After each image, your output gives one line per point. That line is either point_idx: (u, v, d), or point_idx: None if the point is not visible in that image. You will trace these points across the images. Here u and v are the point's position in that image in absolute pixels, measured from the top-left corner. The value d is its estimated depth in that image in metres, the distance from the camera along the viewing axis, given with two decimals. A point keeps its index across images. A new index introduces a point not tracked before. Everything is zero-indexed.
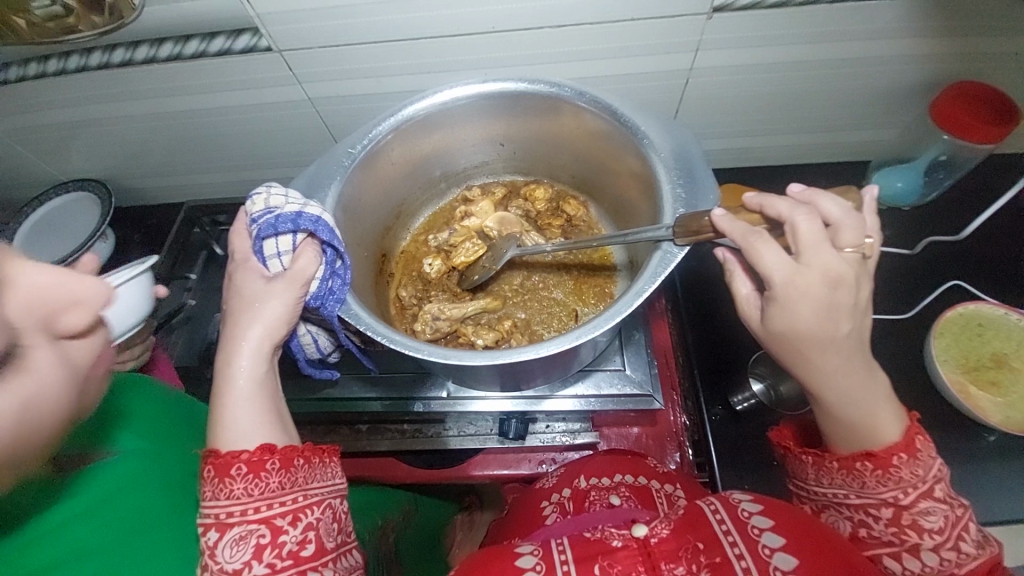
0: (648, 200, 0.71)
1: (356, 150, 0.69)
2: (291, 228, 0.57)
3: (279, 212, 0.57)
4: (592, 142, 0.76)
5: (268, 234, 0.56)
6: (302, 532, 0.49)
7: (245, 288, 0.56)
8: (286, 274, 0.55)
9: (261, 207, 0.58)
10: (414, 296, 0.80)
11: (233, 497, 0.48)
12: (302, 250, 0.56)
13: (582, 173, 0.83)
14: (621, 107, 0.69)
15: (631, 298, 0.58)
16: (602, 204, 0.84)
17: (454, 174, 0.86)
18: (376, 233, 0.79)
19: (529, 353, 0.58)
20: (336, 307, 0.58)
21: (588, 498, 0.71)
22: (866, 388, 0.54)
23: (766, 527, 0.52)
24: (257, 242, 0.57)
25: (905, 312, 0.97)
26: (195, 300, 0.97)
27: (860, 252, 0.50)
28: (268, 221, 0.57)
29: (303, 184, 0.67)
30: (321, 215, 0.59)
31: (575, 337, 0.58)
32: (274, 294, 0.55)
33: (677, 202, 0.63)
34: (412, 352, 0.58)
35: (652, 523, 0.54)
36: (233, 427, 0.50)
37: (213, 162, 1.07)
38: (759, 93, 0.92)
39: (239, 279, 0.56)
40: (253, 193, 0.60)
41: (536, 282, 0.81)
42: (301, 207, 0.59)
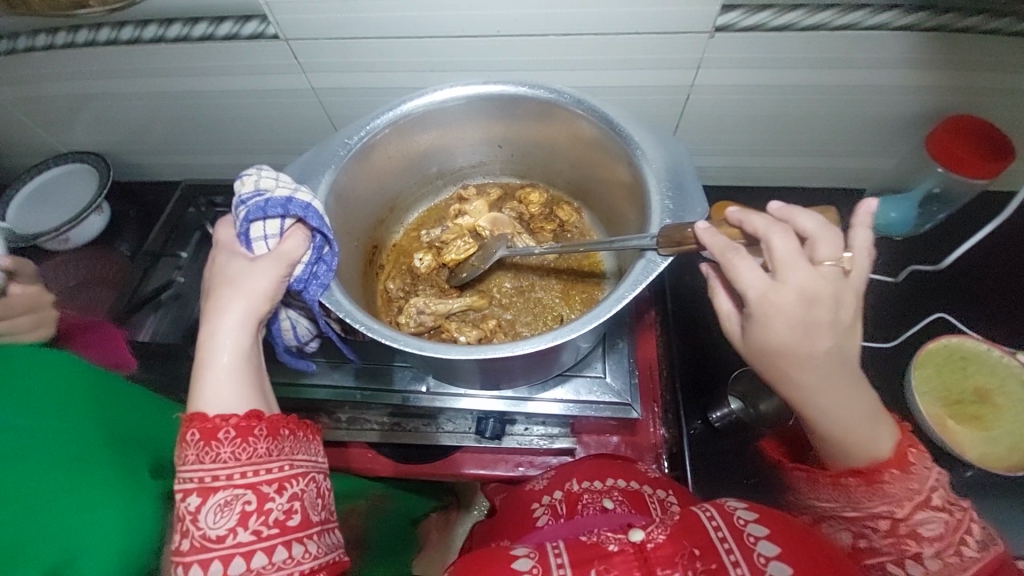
0: (638, 211, 0.71)
1: (352, 141, 0.70)
2: (280, 212, 0.57)
3: (269, 196, 0.58)
4: (588, 150, 0.76)
5: (255, 215, 0.56)
6: (288, 501, 0.48)
7: (228, 267, 0.55)
8: (272, 254, 0.55)
9: (251, 190, 0.59)
10: (401, 290, 0.80)
11: (219, 461, 0.46)
12: (290, 235, 0.57)
13: (576, 179, 0.84)
14: (617, 117, 0.70)
15: (611, 304, 0.59)
16: (595, 212, 0.85)
17: (451, 172, 0.87)
18: (368, 224, 0.79)
19: (508, 349, 0.58)
20: (318, 293, 0.59)
21: (581, 502, 0.72)
22: (849, 405, 0.54)
23: (761, 536, 0.54)
24: (244, 223, 0.57)
25: (887, 340, 0.98)
26: (184, 278, 0.98)
27: (839, 267, 0.50)
28: (257, 203, 0.57)
29: (298, 170, 0.68)
30: (311, 201, 0.60)
31: (549, 339, 0.58)
32: (257, 272, 0.55)
33: (666, 213, 0.63)
34: (388, 341, 0.58)
35: (650, 529, 0.56)
36: (210, 400, 0.49)
37: (212, 144, 1.07)
38: (759, 112, 0.93)
39: (223, 259, 0.56)
40: (242, 174, 0.61)
41: (524, 283, 0.81)
42: (292, 192, 0.59)
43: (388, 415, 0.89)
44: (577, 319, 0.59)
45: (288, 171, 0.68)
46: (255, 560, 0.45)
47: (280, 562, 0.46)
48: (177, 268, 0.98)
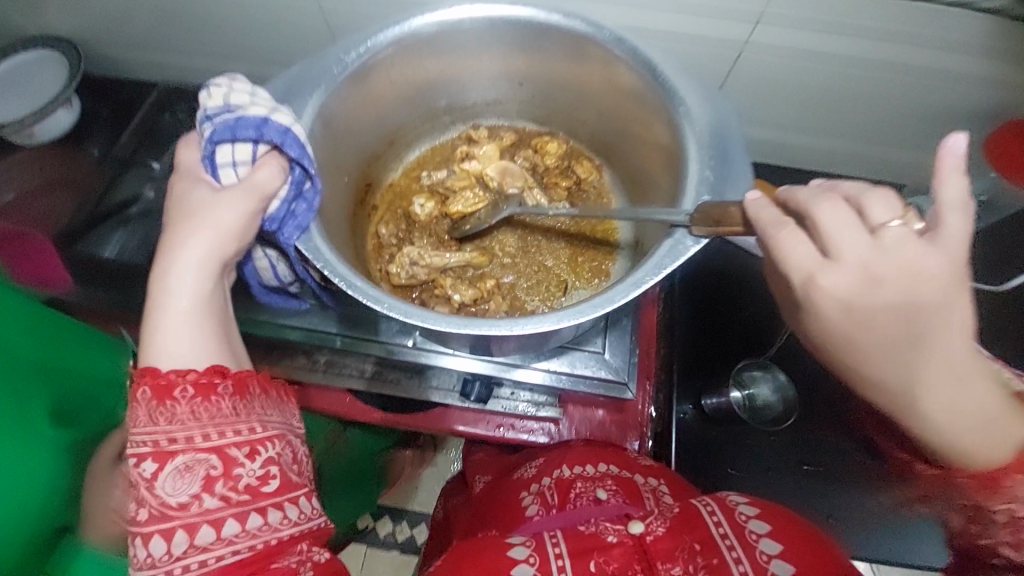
0: (670, 179, 0.63)
1: (349, 58, 0.59)
2: (252, 136, 0.48)
3: (240, 114, 0.48)
4: (622, 101, 0.67)
5: (222, 137, 0.47)
6: (261, 465, 0.42)
7: (188, 198, 0.48)
8: (240, 186, 0.47)
9: (219, 104, 0.49)
10: (394, 236, 0.72)
11: (177, 422, 0.40)
12: (262, 166, 0.48)
13: (601, 132, 0.74)
14: (661, 63, 0.60)
15: (627, 288, 0.52)
16: (618, 173, 0.76)
17: (462, 108, 0.76)
18: (363, 158, 0.70)
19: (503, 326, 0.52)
20: (294, 236, 0.51)
21: (572, 490, 0.68)
22: (967, 398, 0.44)
23: (763, 534, 0.55)
24: (209, 145, 0.48)
25: None
26: (154, 193, 0.87)
27: (901, 229, 0.42)
28: (225, 122, 0.48)
29: (282, 87, 0.58)
30: (291, 125, 0.50)
31: (554, 320, 0.52)
32: (221, 205, 0.47)
33: (704, 186, 0.55)
34: (370, 303, 0.50)
35: (650, 521, 0.59)
36: (163, 352, 0.43)
37: (191, 44, 0.94)
38: (813, 84, 0.82)
39: (183, 189, 0.48)
40: (210, 83, 0.51)
41: (531, 246, 0.73)
42: (269, 111, 0.49)
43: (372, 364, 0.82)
44: (591, 298, 0.52)
45: (270, 86, 0.58)
46: (225, 528, 0.40)
47: (254, 529, 0.41)
48: (150, 181, 0.89)
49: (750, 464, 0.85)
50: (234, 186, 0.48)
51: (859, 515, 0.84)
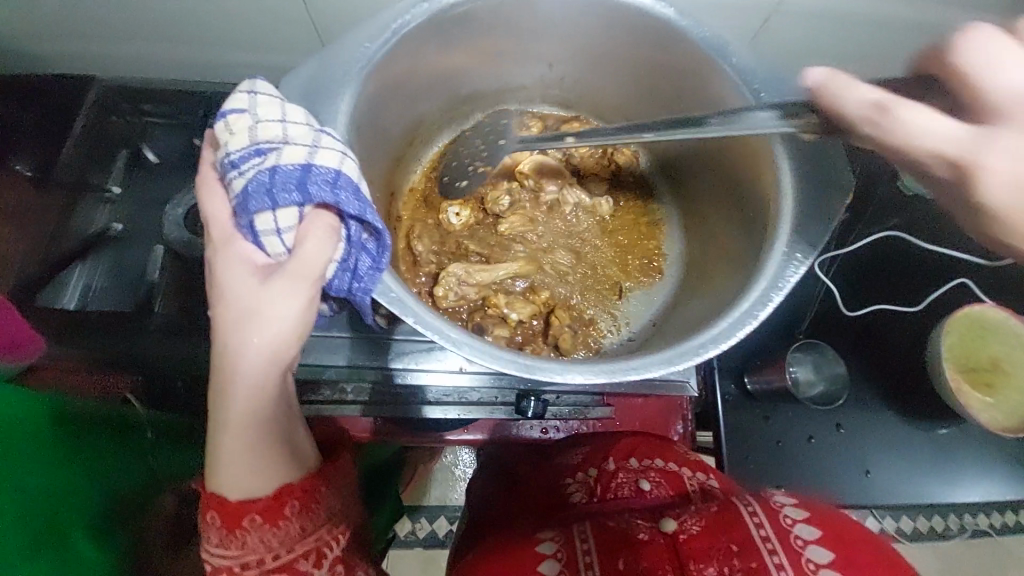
0: (741, 165, 0.58)
1: (376, 46, 0.50)
2: (294, 191, 0.35)
3: (273, 160, 0.35)
4: (678, 78, 0.60)
5: (257, 198, 0.34)
6: (329, 570, 0.41)
7: (232, 284, 0.34)
8: (292, 263, 0.34)
9: (243, 145, 0.36)
10: (431, 252, 0.63)
11: (248, 548, 0.38)
12: (312, 233, 0.34)
13: (641, 117, 0.68)
14: (725, 38, 0.55)
15: (761, 298, 0.48)
16: (655, 159, 0.71)
17: (482, 97, 0.68)
18: (388, 164, 0.61)
19: (625, 367, 0.46)
20: (364, 297, 0.40)
21: (615, 483, 0.66)
22: None
23: (810, 539, 0.51)
24: (242, 211, 0.35)
25: (915, 305, 0.92)
26: (120, 223, 0.72)
27: None
28: (257, 176, 0.35)
29: (300, 89, 0.48)
30: (340, 164, 0.38)
31: (678, 360, 0.46)
32: (277, 297, 0.33)
33: (803, 178, 0.51)
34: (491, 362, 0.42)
35: (683, 518, 0.57)
36: (234, 474, 0.38)
37: (111, 32, 0.71)
38: (843, 50, 0.78)
39: (219, 266, 0.34)
40: (225, 111, 0.37)
41: (582, 247, 0.67)
42: (310, 150, 0.37)
43: (374, 388, 0.70)
44: (715, 326, 0.48)
45: (286, 90, 0.47)
46: None
47: None
48: (119, 213, 0.72)
49: (795, 434, 0.86)
50: (285, 263, 0.34)
51: (893, 470, 0.87)
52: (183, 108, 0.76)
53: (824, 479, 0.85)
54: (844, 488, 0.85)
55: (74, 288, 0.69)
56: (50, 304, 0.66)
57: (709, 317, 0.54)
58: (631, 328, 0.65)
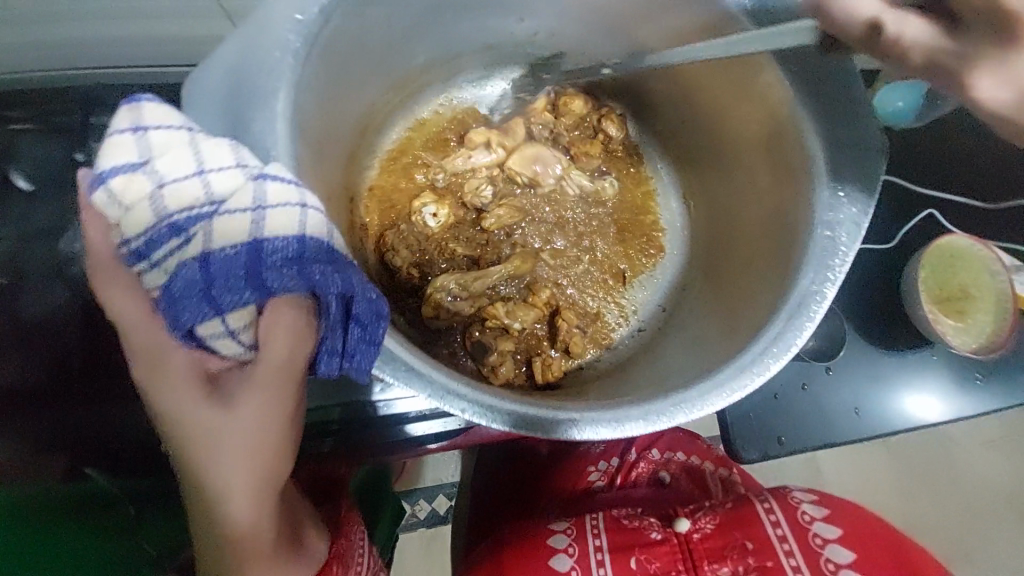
0: (756, 132, 0.50)
1: (310, 17, 0.38)
2: (242, 285, 0.27)
3: (201, 242, 0.27)
4: (682, 28, 0.50)
5: (189, 299, 0.27)
6: None
7: (184, 411, 0.28)
8: (258, 367, 0.29)
9: (147, 222, 0.26)
10: (410, 262, 0.53)
11: None
12: (276, 329, 0.28)
13: (628, 74, 0.60)
14: None
15: (804, 305, 0.42)
16: (646, 123, 0.63)
17: (441, 64, 0.57)
18: (342, 165, 0.50)
19: (667, 407, 0.39)
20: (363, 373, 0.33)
21: (635, 471, 0.70)
22: None
23: (830, 538, 0.51)
24: (172, 314, 0.27)
25: (890, 241, 0.85)
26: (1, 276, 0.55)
27: None
28: (183, 269, 0.27)
29: (217, 89, 0.36)
30: (299, 226, 0.29)
31: (727, 394, 0.40)
32: (247, 414, 0.29)
33: (835, 145, 0.44)
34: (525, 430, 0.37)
35: (698, 518, 0.56)
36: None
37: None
38: None
39: (168, 387, 0.28)
40: (103, 171, 0.26)
41: (585, 236, 0.59)
42: (253, 217, 0.27)
43: (349, 421, 0.58)
44: (755, 342, 0.42)
45: (198, 98, 0.36)
46: None
47: None
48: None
49: (788, 381, 0.82)
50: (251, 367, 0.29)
51: (880, 396, 0.83)
52: (57, 108, 0.61)
53: (814, 421, 0.82)
54: (832, 425, 0.82)
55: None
56: None
57: (738, 313, 0.48)
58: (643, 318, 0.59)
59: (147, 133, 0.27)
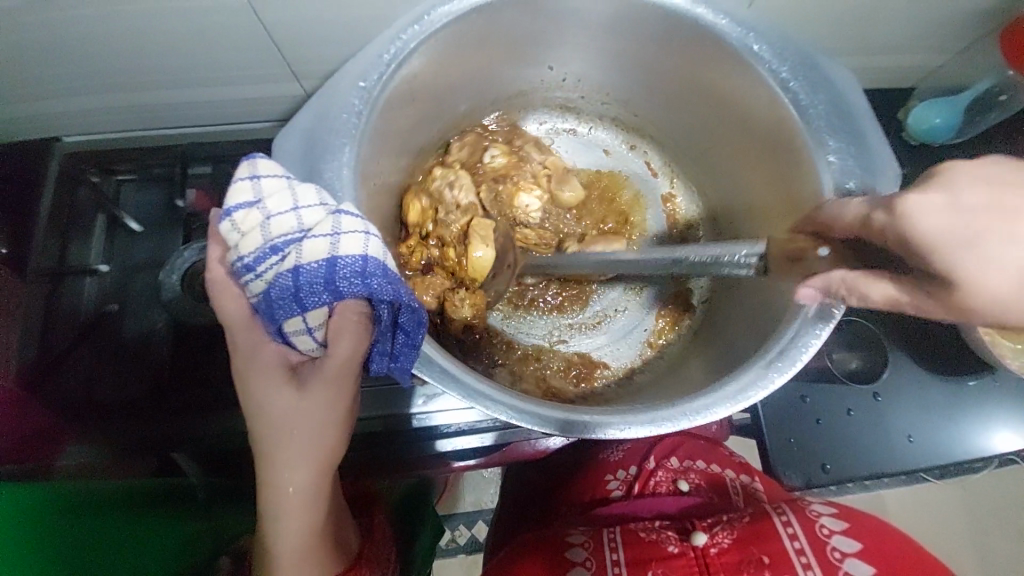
0: (770, 161, 0.54)
1: (370, 83, 0.46)
2: (322, 291, 0.30)
3: (292, 258, 0.30)
4: (698, 72, 0.55)
5: (282, 303, 0.30)
6: None
7: (270, 398, 0.31)
8: (327, 363, 0.31)
9: (256, 244, 0.30)
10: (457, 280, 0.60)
11: None
12: (343, 331, 0.31)
13: (650, 110, 0.64)
14: (745, 20, 0.50)
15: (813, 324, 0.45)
16: (670, 155, 0.67)
17: (480, 110, 0.64)
18: (393, 202, 0.57)
19: (675, 414, 0.44)
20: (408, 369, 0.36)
21: (654, 480, 0.72)
22: None
23: (849, 552, 0.52)
24: (267, 317, 0.31)
25: None
26: (115, 303, 0.66)
27: None
28: (278, 279, 0.30)
29: (295, 144, 0.44)
30: (366, 248, 0.31)
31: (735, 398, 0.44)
32: (315, 409, 0.32)
33: (846, 176, 0.47)
34: (565, 428, 0.42)
35: (715, 532, 0.57)
36: None
37: (61, 84, 0.65)
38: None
39: (253, 385, 0.31)
40: (228, 206, 0.30)
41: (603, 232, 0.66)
42: (331, 241, 0.30)
43: (386, 432, 0.63)
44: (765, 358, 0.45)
45: (283, 153, 0.44)
46: None
47: None
48: (108, 289, 0.66)
49: (833, 407, 0.80)
50: (321, 364, 0.31)
51: (934, 424, 0.80)
52: (153, 159, 0.70)
53: (865, 451, 0.79)
54: (884, 456, 0.79)
55: (75, 380, 0.63)
56: (59, 397, 0.61)
57: (769, 321, 0.51)
58: (662, 349, 0.63)
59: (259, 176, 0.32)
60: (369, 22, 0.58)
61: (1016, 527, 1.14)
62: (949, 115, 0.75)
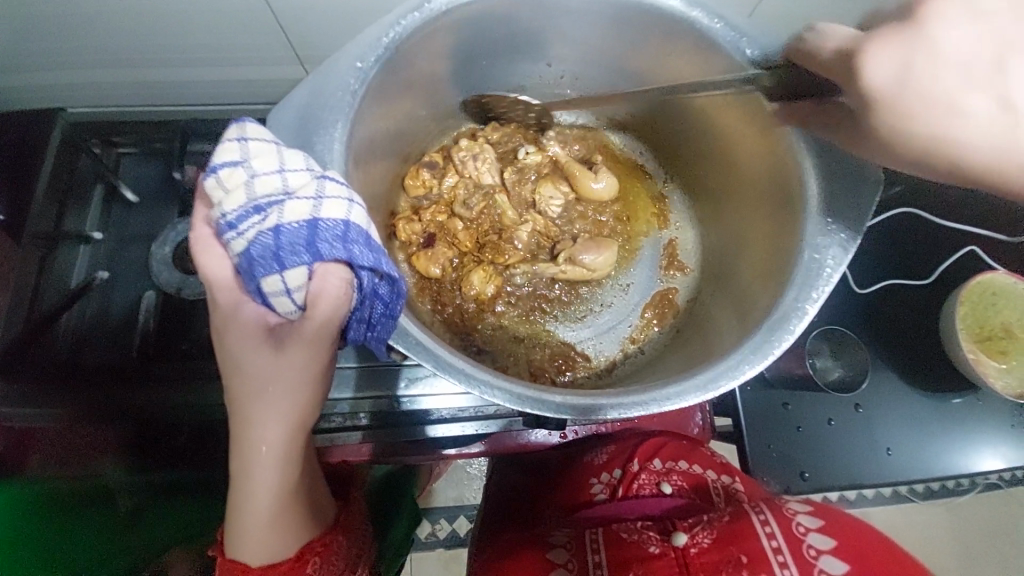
0: (761, 163, 0.55)
1: (368, 65, 0.47)
2: (302, 252, 0.32)
3: (274, 219, 0.32)
4: (688, 71, 0.56)
5: (262, 262, 0.31)
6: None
7: (246, 355, 0.32)
8: (306, 325, 0.32)
9: (240, 202, 0.32)
10: (447, 266, 0.61)
11: None
12: (323, 294, 0.31)
13: (646, 111, 0.66)
14: (737, 23, 0.51)
15: (783, 318, 0.46)
16: (665, 156, 0.68)
17: (478, 101, 0.65)
18: (385, 183, 0.59)
19: (646, 399, 0.45)
20: (383, 337, 0.39)
21: (637, 483, 0.70)
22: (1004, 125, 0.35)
23: (824, 550, 0.51)
24: (247, 275, 0.32)
25: (923, 279, 0.85)
26: (108, 272, 0.67)
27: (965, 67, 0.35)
28: (259, 238, 0.31)
29: (290, 115, 0.45)
30: (348, 215, 0.34)
31: (705, 387, 0.45)
32: (289, 371, 0.32)
33: (827, 177, 0.48)
34: (535, 405, 0.43)
35: (695, 532, 0.56)
36: (246, 547, 0.38)
37: (68, 56, 0.66)
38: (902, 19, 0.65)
39: (231, 342, 0.32)
40: (214, 164, 0.33)
41: (593, 220, 0.67)
42: (313, 204, 0.33)
43: (378, 412, 0.65)
44: (738, 350, 0.46)
45: (275, 122, 0.45)
46: None
47: None
48: (99, 258, 0.67)
49: (815, 417, 0.80)
50: (299, 326, 0.32)
51: (914, 439, 0.81)
52: (154, 133, 0.72)
53: (846, 462, 0.79)
54: (864, 467, 0.79)
55: (62, 345, 0.64)
56: (47, 361, 0.62)
57: (749, 315, 0.52)
58: (644, 343, 0.64)
59: (246, 138, 0.34)
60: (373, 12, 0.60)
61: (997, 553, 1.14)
62: None
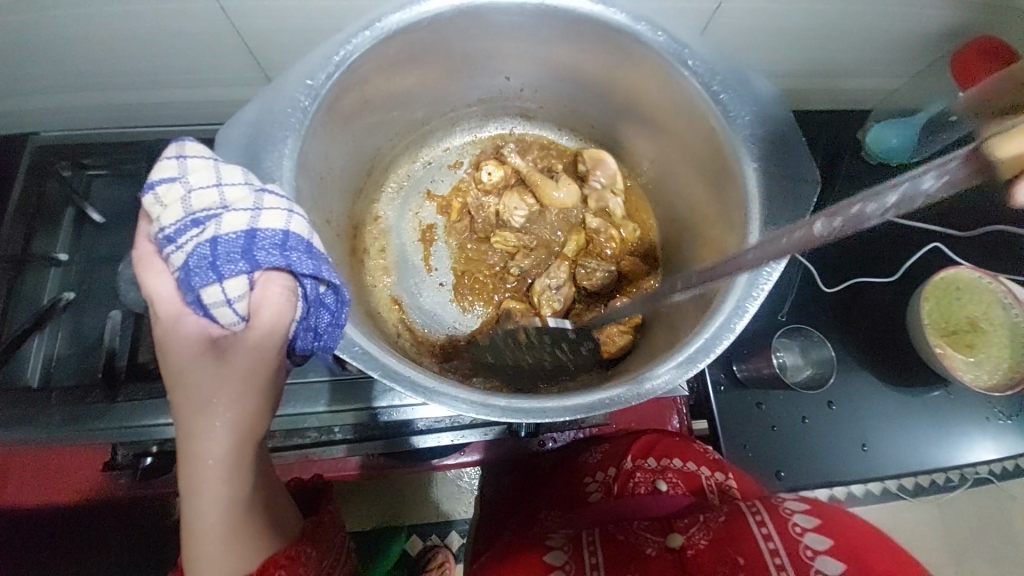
0: (710, 175, 0.57)
1: (318, 82, 0.48)
2: (239, 260, 0.33)
3: (212, 230, 0.34)
4: (637, 79, 0.58)
5: (199, 272, 0.32)
6: None
7: (188, 367, 0.33)
8: (249, 334, 0.33)
9: (178, 216, 0.34)
10: None
11: None
12: (266, 304, 0.33)
13: (602, 120, 0.68)
14: (677, 34, 0.53)
15: (722, 321, 0.48)
16: (623, 163, 0.70)
17: (440, 115, 0.67)
18: (347, 198, 0.61)
19: (590, 403, 0.46)
20: (334, 343, 0.40)
21: (632, 480, 0.70)
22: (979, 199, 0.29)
23: (820, 550, 0.50)
24: (186, 287, 0.33)
25: (890, 276, 0.86)
26: (75, 293, 0.67)
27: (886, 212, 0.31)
28: (197, 250, 0.33)
29: (243, 133, 0.47)
30: (288, 224, 0.36)
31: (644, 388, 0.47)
32: (230, 381, 0.33)
33: (768, 181, 0.50)
34: (485, 410, 0.44)
35: (692, 534, 0.56)
36: (202, 568, 0.37)
37: (39, 81, 0.67)
38: (846, 27, 0.67)
39: (172, 356, 0.33)
40: (153, 181, 0.35)
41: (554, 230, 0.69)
42: (251, 215, 0.35)
43: (358, 426, 0.66)
44: (681, 352, 0.48)
45: (228, 141, 0.47)
46: None
47: None
48: (70, 280, 0.68)
49: (790, 415, 0.81)
50: (242, 335, 0.33)
51: (888, 435, 0.81)
52: (125, 154, 0.72)
53: (823, 459, 0.80)
54: (842, 464, 0.80)
55: (34, 369, 0.64)
56: (15, 384, 0.62)
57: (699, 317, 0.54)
58: None
59: (186, 156, 0.37)
60: (333, 32, 0.61)
61: (993, 549, 1.13)
62: (906, 135, 0.78)
